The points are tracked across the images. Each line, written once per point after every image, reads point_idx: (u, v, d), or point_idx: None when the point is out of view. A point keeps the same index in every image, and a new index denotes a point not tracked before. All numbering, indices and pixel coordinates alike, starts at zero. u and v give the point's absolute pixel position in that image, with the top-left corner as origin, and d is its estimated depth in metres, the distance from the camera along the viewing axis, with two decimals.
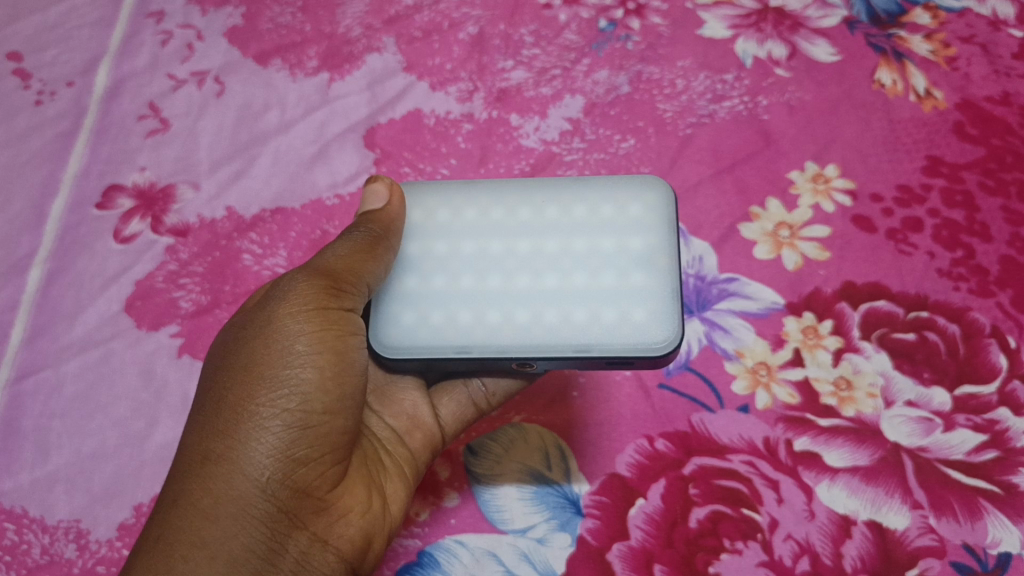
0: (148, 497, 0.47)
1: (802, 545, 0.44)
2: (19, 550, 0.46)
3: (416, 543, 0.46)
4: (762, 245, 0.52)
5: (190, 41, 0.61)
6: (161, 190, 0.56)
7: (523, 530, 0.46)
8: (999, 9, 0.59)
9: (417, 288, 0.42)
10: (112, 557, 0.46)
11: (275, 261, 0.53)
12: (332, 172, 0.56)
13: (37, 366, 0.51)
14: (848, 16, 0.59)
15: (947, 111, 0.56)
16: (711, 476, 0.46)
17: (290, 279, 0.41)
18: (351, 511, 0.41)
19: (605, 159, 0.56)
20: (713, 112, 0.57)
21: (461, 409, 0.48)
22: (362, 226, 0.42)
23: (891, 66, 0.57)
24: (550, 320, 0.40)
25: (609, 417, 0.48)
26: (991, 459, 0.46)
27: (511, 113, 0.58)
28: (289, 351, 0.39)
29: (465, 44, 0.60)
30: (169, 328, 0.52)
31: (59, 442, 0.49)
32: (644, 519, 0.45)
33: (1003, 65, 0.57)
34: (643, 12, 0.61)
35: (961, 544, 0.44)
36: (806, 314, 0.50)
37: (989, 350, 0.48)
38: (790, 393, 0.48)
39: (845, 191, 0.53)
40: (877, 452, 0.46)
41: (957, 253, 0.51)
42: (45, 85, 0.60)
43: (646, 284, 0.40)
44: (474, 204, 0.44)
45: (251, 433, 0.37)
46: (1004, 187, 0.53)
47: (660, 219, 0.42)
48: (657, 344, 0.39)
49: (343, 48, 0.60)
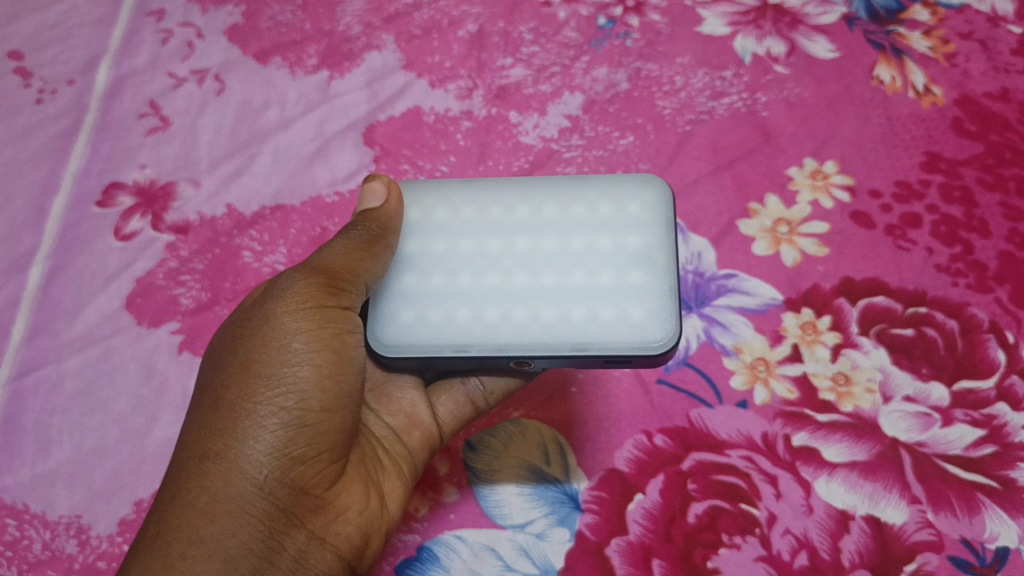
0: (148, 493, 0.47)
1: (800, 539, 0.44)
2: (19, 546, 0.47)
3: (416, 539, 0.46)
4: (761, 241, 0.52)
5: (190, 40, 0.61)
6: (161, 187, 0.56)
7: (522, 525, 0.46)
8: (998, 5, 0.59)
9: (415, 285, 0.42)
10: (112, 553, 0.46)
11: (275, 257, 0.54)
12: (332, 169, 0.56)
13: (38, 362, 0.51)
14: (847, 13, 0.59)
15: (946, 108, 0.56)
16: (710, 471, 0.46)
17: (288, 278, 0.41)
18: (350, 508, 0.41)
19: (604, 156, 0.56)
20: (712, 109, 0.57)
21: (460, 406, 0.48)
22: (360, 224, 0.42)
23: (890, 62, 0.57)
24: (548, 318, 0.40)
25: (608, 412, 0.48)
26: (989, 454, 0.46)
27: (510, 110, 0.58)
28: (286, 349, 0.39)
29: (464, 42, 0.60)
30: (169, 324, 0.52)
31: (60, 438, 0.49)
32: (643, 513, 0.46)
33: (1001, 61, 0.57)
34: (642, 9, 0.61)
35: (959, 539, 0.44)
36: (805, 310, 0.50)
37: (988, 346, 0.48)
38: (789, 388, 0.48)
39: (843, 187, 0.54)
40: (875, 448, 0.46)
41: (956, 248, 0.51)
42: (46, 83, 0.60)
43: (644, 281, 0.40)
44: (472, 202, 0.44)
45: (249, 431, 0.38)
46: (1003, 183, 0.53)
47: (659, 217, 0.42)
48: (655, 342, 0.39)
49: (343, 46, 0.60)
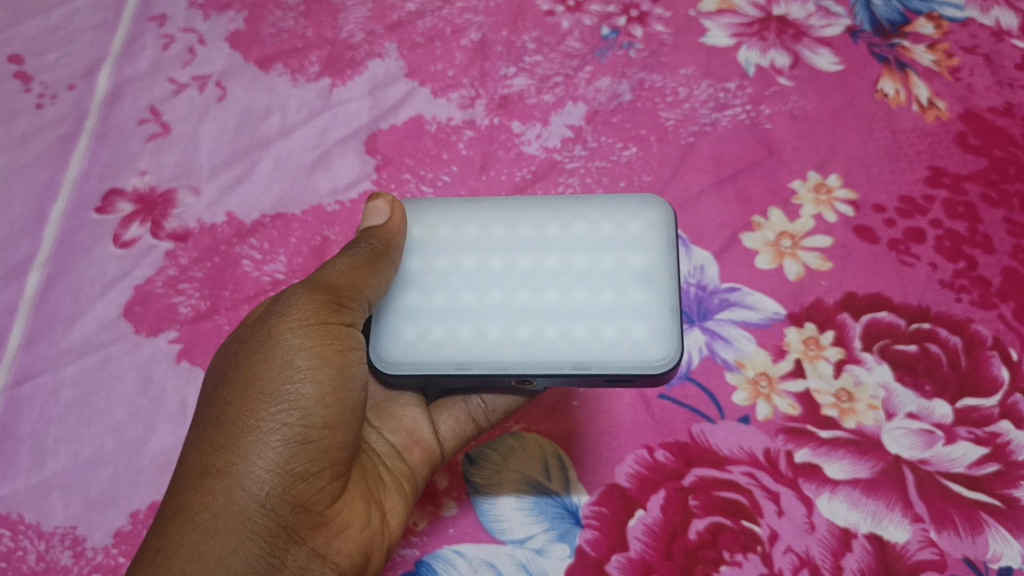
0: (146, 504, 0.47)
1: (801, 557, 0.44)
2: (14, 557, 0.46)
3: (414, 553, 0.46)
4: (764, 255, 0.52)
5: (191, 45, 0.61)
6: (161, 195, 0.56)
7: (522, 540, 0.45)
8: (1003, 19, 0.59)
9: (418, 303, 0.42)
10: (108, 564, 0.46)
11: (275, 266, 0.53)
12: (333, 178, 0.56)
13: (36, 370, 0.51)
14: (851, 25, 0.59)
15: (950, 122, 0.55)
16: (711, 487, 0.46)
17: (291, 294, 0.41)
18: (351, 525, 0.41)
19: (606, 167, 0.56)
20: (715, 120, 0.57)
21: (461, 424, 0.48)
22: (363, 241, 0.42)
23: (895, 76, 0.57)
24: (550, 336, 0.40)
25: (609, 427, 0.48)
26: (992, 472, 0.45)
27: (512, 120, 0.57)
28: (289, 365, 0.39)
29: (467, 50, 0.60)
30: (169, 332, 0.52)
31: (56, 448, 0.49)
32: (643, 529, 0.45)
33: (1005, 75, 0.57)
34: (646, 20, 0.61)
35: (961, 558, 0.44)
36: (808, 325, 0.50)
37: (991, 363, 0.48)
38: (791, 404, 0.48)
39: (847, 202, 0.53)
40: (877, 465, 0.46)
41: (959, 264, 0.51)
42: (46, 88, 0.60)
43: (647, 300, 0.40)
44: (475, 220, 0.44)
45: (251, 447, 0.37)
46: (1007, 199, 0.53)
47: (660, 237, 0.42)
48: (657, 362, 0.38)
49: (345, 54, 0.60)
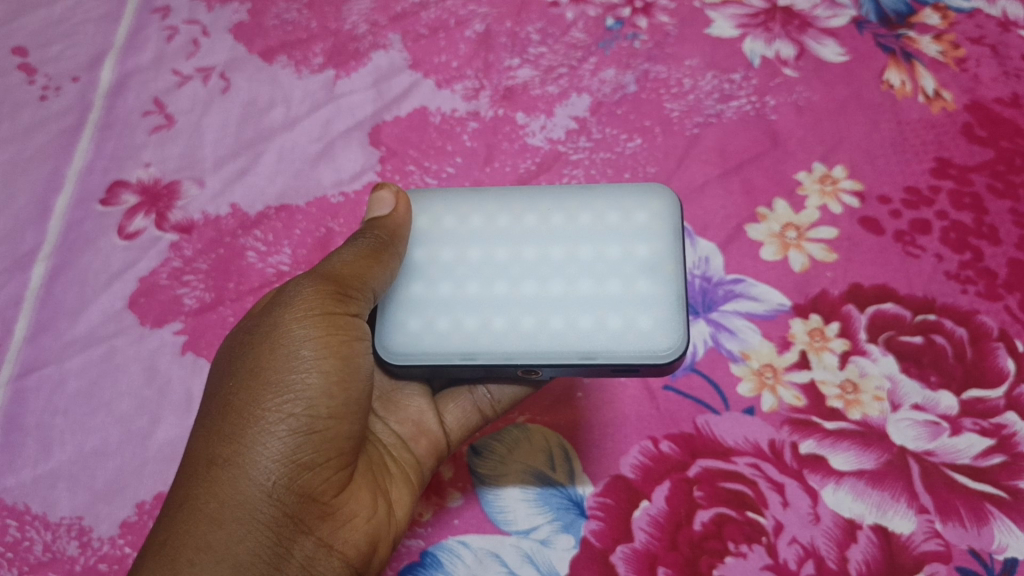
0: (151, 495, 0.47)
1: (806, 548, 0.44)
2: (20, 547, 0.46)
3: (419, 544, 0.46)
4: (769, 246, 0.52)
5: (195, 37, 0.61)
6: (166, 186, 0.56)
7: (527, 531, 0.46)
8: (1010, 9, 0.58)
9: (423, 294, 0.42)
10: (114, 555, 0.46)
11: (279, 258, 0.53)
12: (337, 169, 0.56)
13: (41, 362, 0.51)
14: (857, 16, 0.59)
15: (956, 113, 0.55)
16: (716, 478, 0.46)
17: (296, 285, 0.41)
18: (357, 515, 0.41)
19: (610, 158, 0.55)
20: (719, 112, 0.56)
21: (467, 415, 0.48)
22: (368, 233, 0.42)
23: (900, 67, 0.57)
24: (556, 326, 0.40)
25: (614, 419, 0.48)
26: (997, 464, 0.45)
27: (517, 112, 0.57)
28: (294, 356, 0.39)
29: (470, 42, 0.60)
30: (173, 324, 0.52)
31: (62, 438, 0.49)
32: (649, 521, 0.45)
33: (1012, 66, 0.56)
34: (650, 11, 0.60)
35: (967, 549, 0.44)
36: (813, 316, 0.50)
37: (996, 354, 0.48)
38: (796, 395, 0.48)
39: (853, 193, 0.53)
40: (882, 456, 0.46)
41: (965, 255, 0.51)
42: (50, 80, 0.60)
43: (653, 291, 0.40)
44: (480, 211, 0.44)
45: (257, 438, 0.37)
46: (1013, 190, 0.52)
47: (666, 227, 0.41)
48: (663, 352, 0.38)
49: (348, 45, 0.60)
